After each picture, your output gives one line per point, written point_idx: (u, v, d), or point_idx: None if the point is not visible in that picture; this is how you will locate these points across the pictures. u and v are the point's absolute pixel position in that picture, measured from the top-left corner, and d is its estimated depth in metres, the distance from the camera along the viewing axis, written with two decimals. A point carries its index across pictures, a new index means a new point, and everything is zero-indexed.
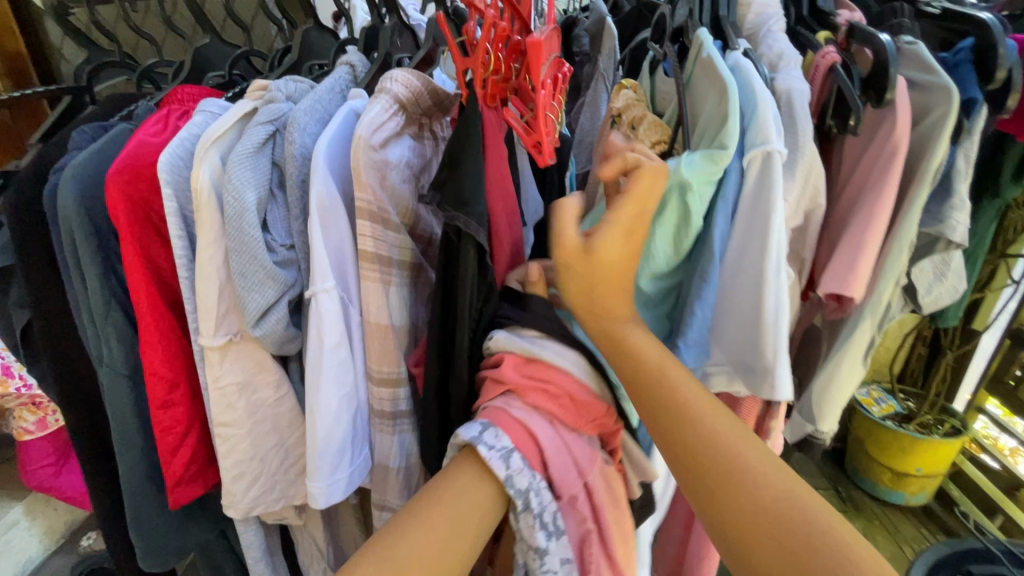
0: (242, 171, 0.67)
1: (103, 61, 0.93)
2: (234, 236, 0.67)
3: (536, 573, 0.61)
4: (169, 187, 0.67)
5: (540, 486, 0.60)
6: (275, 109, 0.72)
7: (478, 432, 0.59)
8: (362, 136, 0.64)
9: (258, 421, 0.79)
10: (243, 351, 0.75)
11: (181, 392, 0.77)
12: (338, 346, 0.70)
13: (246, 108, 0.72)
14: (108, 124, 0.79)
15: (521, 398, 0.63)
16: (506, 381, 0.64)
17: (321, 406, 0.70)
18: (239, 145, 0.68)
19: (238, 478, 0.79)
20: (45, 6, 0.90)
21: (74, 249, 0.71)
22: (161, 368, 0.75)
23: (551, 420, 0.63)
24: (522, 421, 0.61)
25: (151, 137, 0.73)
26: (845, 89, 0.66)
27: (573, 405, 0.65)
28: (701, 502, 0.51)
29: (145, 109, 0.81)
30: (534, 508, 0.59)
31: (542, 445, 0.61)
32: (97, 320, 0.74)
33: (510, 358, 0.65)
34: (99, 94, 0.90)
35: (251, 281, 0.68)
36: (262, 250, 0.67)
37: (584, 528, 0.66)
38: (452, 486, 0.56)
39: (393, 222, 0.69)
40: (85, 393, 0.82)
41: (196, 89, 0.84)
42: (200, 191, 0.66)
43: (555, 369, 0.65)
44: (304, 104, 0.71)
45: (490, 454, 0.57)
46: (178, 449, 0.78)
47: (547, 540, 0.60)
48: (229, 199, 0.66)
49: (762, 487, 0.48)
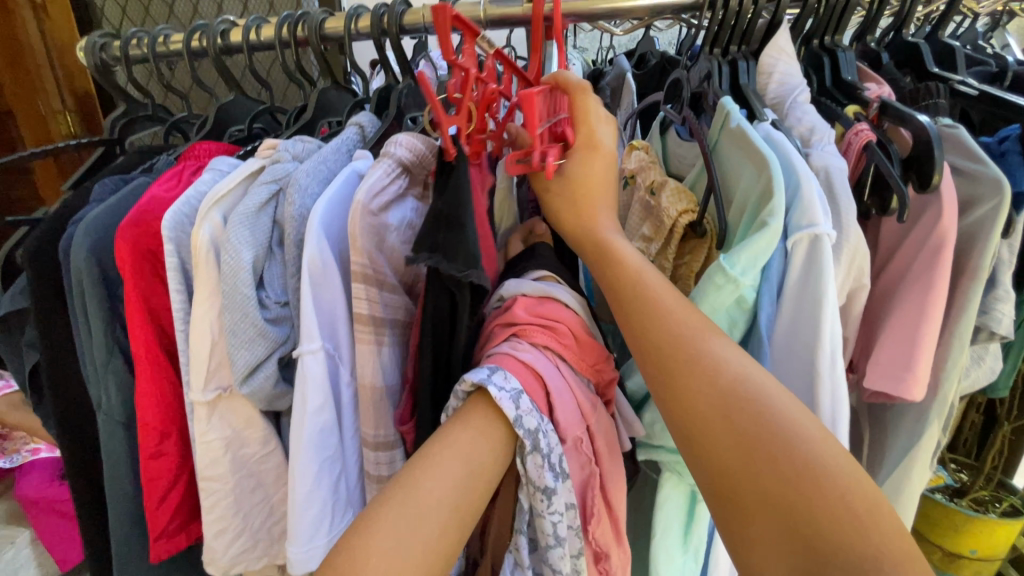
0: (242, 231, 0.68)
1: (136, 115, 1.02)
2: (227, 293, 0.68)
3: (542, 515, 0.59)
4: (171, 243, 0.69)
5: (548, 427, 0.58)
6: (279, 169, 0.74)
7: (487, 375, 0.56)
8: (360, 201, 0.62)
9: (243, 477, 0.78)
10: (232, 405, 0.75)
11: (171, 442, 0.77)
12: (321, 409, 0.69)
13: (252, 168, 0.74)
14: (129, 177, 0.83)
15: (527, 340, 0.61)
16: (515, 322, 0.62)
17: (299, 469, 0.68)
18: (240, 205, 0.70)
19: (220, 533, 0.77)
20: (90, 65, 0.98)
21: (81, 296, 0.73)
22: (153, 418, 0.75)
23: (556, 361, 0.61)
24: (527, 363, 0.59)
25: (163, 191, 0.76)
26: (885, 170, 0.63)
27: (576, 344, 0.63)
28: (722, 452, 0.49)
29: (165, 164, 0.84)
30: (541, 447, 0.57)
31: (549, 387, 0.59)
32: (97, 367, 0.75)
33: (519, 302, 0.63)
34: (127, 145, 0.98)
35: (241, 339, 0.68)
36: (254, 308, 0.68)
37: (588, 471, 0.63)
38: (458, 433, 0.54)
39: (388, 283, 0.68)
40: (83, 435, 0.82)
41: (213, 145, 0.87)
42: (198, 249, 0.68)
43: (561, 303, 0.64)
44: (307, 166, 0.73)
45: (500, 396, 0.55)
46: (163, 501, 0.77)
47: (555, 481, 0.58)
48: (226, 258, 0.67)
49: (786, 440, 0.46)
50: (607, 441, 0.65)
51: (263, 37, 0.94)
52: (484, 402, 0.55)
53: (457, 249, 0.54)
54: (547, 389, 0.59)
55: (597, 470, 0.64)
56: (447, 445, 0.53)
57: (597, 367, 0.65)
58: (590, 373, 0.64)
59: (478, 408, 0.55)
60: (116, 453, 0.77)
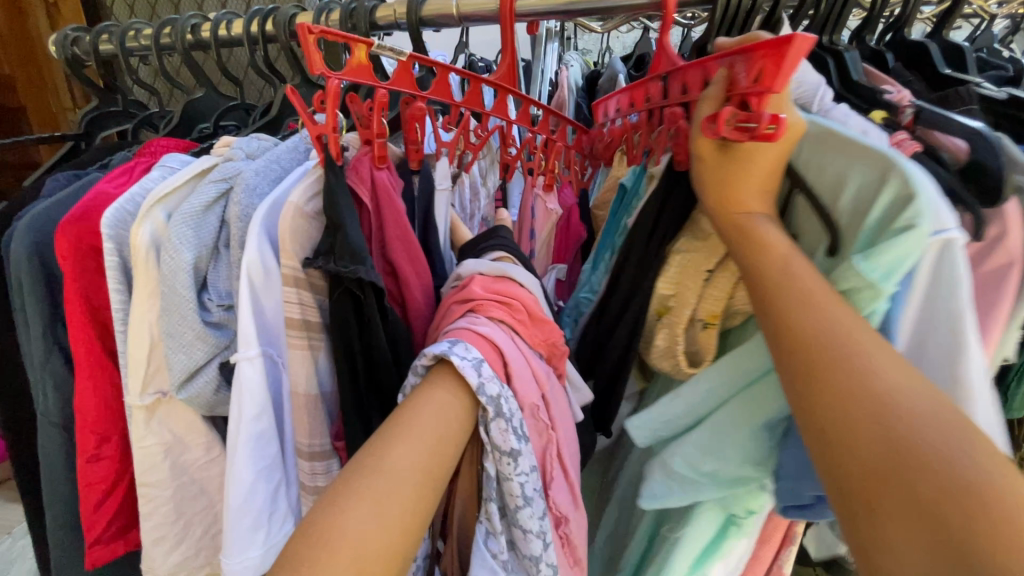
0: (184, 230, 0.65)
1: (106, 111, 1.01)
2: (166, 293, 0.65)
3: (512, 481, 0.53)
4: (110, 242, 0.67)
5: (510, 395, 0.53)
6: (229, 167, 0.69)
7: (446, 346, 0.51)
8: (291, 203, 0.58)
9: (183, 484, 0.75)
10: (173, 410, 0.73)
11: (111, 446, 0.74)
12: (259, 417, 0.62)
13: (202, 166, 0.71)
14: (83, 172, 0.82)
15: (484, 314, 0.57)
16: (468, 296, 0.58)
17: (233, 478, 0.61)
18: (186, 204, 0.66)
19: (158, 541, 0.74)
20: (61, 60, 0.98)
21: (22, 294, 0.72)
22: (91, 420, 0.73)
23: (511, 333, 0.57)
24: (485, 335, 0.54)
25: (111, 187, 0.73)
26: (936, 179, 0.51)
27: (531, 319, 0.60)
28: (833, 436, 0.39)
29: (121, 159, 0.83)
30: (505, 410, 0.52)
31: (508, 357, 0.54)
32: (38, 366, 0.73)
33: (472, 279, 0.60)
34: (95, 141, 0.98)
35: (179, 342, 0.65)
36: (191, 310, 0.65)
37: (547, 439, 0.57)
38: (424, 403, 0.48)
39: (322, 285, 0.64)
40: (30, 434, 0.81)
41: (171, 141, 0.86)
42: (138, 249, 0.65)
43: (517, 280, 0.60)
44: (257, 164, 0.69)
45: (461, 364, 0.50)
46: (100, 506, 0.74)
47: (520, 443, 0.53)
48: (166, 258, 0.65)
49: (914, 420, 0.36)
50: (562, 414, 0.61)
51: (233, 32, 0.91)
52: (446, 370, 0.51)
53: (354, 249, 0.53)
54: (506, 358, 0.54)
55: (557, 438, 0.59)
56: (413, 417, 0.47)
57: (552, 343, 0.61)
58: (545, 349, 0.61)
59: (439, 373, 0.51)
60: (56, 454, 0.75)
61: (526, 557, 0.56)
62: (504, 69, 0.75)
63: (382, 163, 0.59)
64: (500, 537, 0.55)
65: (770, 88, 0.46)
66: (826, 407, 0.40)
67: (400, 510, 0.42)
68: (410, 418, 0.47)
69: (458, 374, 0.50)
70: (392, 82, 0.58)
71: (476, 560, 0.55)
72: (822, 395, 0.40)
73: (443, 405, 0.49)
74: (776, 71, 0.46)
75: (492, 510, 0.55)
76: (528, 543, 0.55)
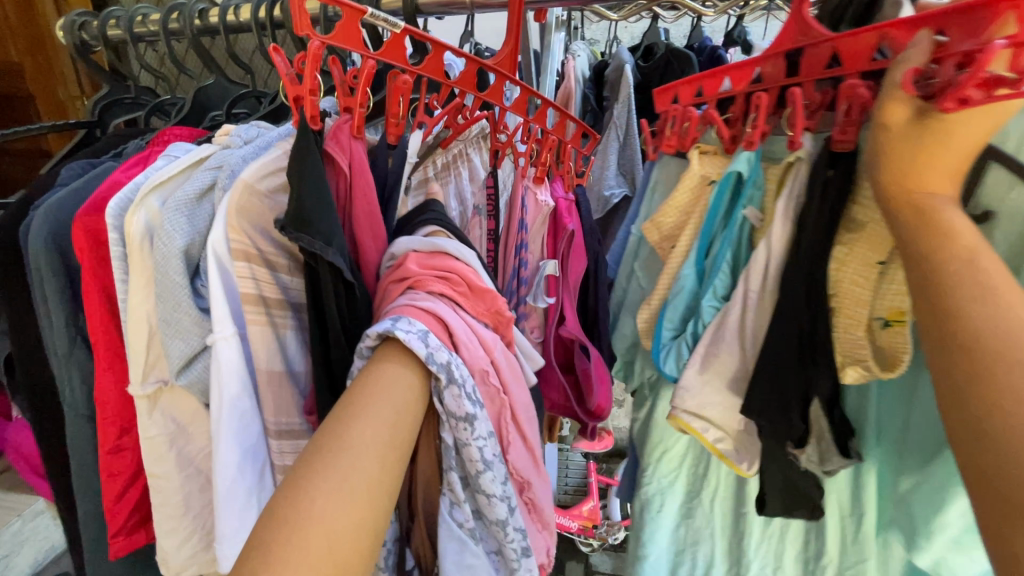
0: (177, 217, 0.64)
1: (116, 97, 0.99)
2: (159, 279, 0.63)
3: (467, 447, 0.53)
4: (116, 231, 0.65)
5: (461, 363, 0.52)
6: (224, 155, 0.68)
7: (389, 325, 0.49)
8: (243, 178, 0.58)
9: (190, 475, 0.75)
10: (177, 397, 0.72)
11: (131, 437, 0.74)
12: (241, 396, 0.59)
13: (200, 154, 0.70)
14: (97, 162, 0.81)
15: (424, 291, 0.56)
16: (406, 274, 0.57)
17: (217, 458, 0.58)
18: (180, 191, 0.66)
19: (171, 533, 0.74)
20: (69, 46, 0.96)
21: (42, 287, 0.71)
22: (111, 413, 0.72)
23: (453, 307, 0.56)
24: (430, 310, 0.53)
25: (127, 176, 0.73)
26: None
27: (473, 290, 0.59)
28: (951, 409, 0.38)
29: (134, 148, 0.83)
30: (458, 378, 0.50)
31: (453, 330, 0.53)
32: (59, 358, 0.73)
33: (407, 256, 0.58)
34: (106, 129, 0.97)
35: (175, 330, 0.65)
36: (186, 296, 0.63)
37: (500, 404, 0.58)
38: (383, 380, 0.46)
39: (280, 263, 0.63)
40: (51, 425, 0.81)
41: (185, 130, 0.85)
42: (132, 236, 0.64)
43: (451, 252, 0.59)
44: (245, 149, 0.69)
45: (408, 339, 0.48)
46: (122, 497, 0.75)
47: (475, 407, 0.52)
48: (160, 244, 0.63)
49: None
50: (514, 379, 0.61)
51: (241, 17, 0.90)
52: (393, 347, 0.49)
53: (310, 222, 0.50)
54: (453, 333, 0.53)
55: (509, 402, 0.59)
56: (375, 395, 0.44)
57: (497, 313, 0.60)
58: (489, 320, 0.60)
59: (391, 351, 0.49)
60: (82, 444, 0.75)
61: (494, 521, 0.57)
62: (505, 57, 0.74)
63: (360, 133, 0.58)
64: (465, 504, 0.56)
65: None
66: (996, 451, 0.35)
67: (371, 481, 0.39)
68: (372, 397, 0.44)
69: (410, 350, 0.49)
70: (383, 53, 0.56)
71: (444, 529, 0.56)
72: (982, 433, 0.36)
73: (403, 384, 0.47)
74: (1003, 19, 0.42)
75: (455, 479, 0.55)
76: (492, 507, 0.56)
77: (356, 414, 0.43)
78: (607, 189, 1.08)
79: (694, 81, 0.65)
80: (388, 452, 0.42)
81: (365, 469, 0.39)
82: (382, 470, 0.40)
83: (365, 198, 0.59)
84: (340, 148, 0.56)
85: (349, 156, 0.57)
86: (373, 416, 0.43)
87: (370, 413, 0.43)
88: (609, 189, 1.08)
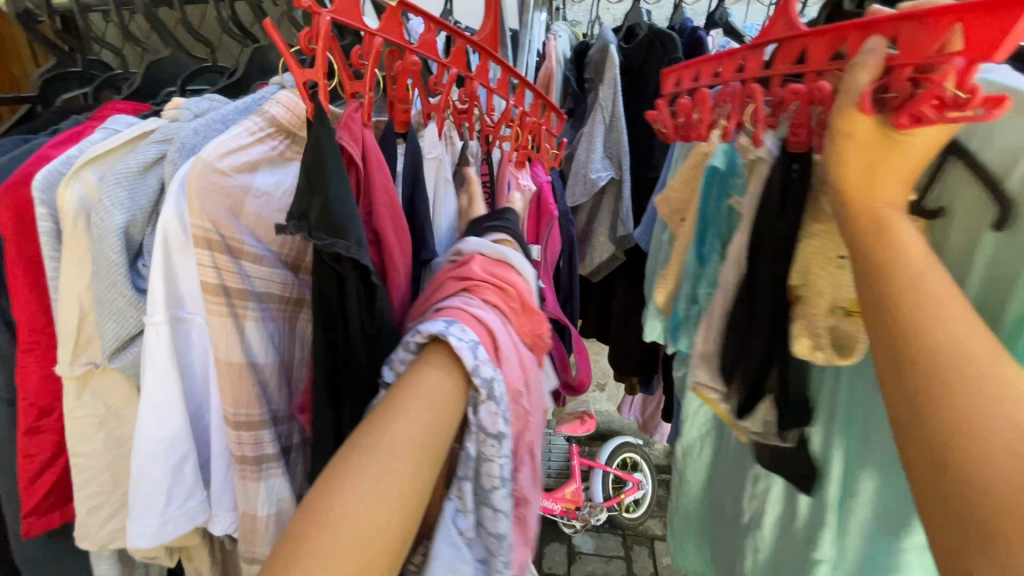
0: (117, 192, 0.56)
1: (60, 72, 0.92)
2: (96, 259, 0.57)
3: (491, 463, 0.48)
4: (42, 205, 0.59)
5: (502, 376, 0.49)
6: (173, 128, 0.61)
7: (444, 327, 0.48)
8: (202, 156, 0.46)
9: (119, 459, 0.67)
10: (105, 382, 0.64)
11: (52, 420, 0.68)
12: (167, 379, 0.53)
13: (146, 128, 0.62)
14: (29, 137, 0.75)
15: (478, 297, 0.54)
16: (468, 274, 0.55)
17: (137, 446, 0.53)
18: (123, 164, 0.58)
19: (92, 511, 0.65)
20: (10, 14, 0.89)
21: None
22: (38, 400, 0.67)
23: (503, 317, 0.54)
24: (480, 318, 0.51)
25: (53, 149, 0.67)
26: None
27: (521, 307, 0.57)
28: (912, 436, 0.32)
29: (71, 123, 0.77)
30: (495, 392, 0.48)
31: (501, 343, 0.51)
32: None
33: (471, 257, 0.57)
34: (51, 105, 0.90)
35: (110, 310, 0.57)
36: (123, 277, 0.56)
37: (524, 424, 0.53)
38: (420, 383, 0.45)
39: (249, 250, 0.51)
40: None
41: (128, 104, 0.80)
42: (64, 211, 0.57)
43: (514, 266, 0.58)
44: (199, 120, 0.58)
45: (459, 346, 0.46)
46: (38, 479, 0.68)
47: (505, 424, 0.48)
48: (96, 220, 0.56)
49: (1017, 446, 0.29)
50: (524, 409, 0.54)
51: None
52: (437, 354, 0.47)
53: (337, 220, 0.44)
54: (500, 349, 0.50)
55: (531, 427, 0.55)
56: (411, 401, 0.43)
57: (538, 336, 0.58)
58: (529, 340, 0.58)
59: (432, 356, 0.47)
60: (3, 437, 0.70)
61: (491, 538, 0.49)
62: (487, 33, 0.71)
63: (370, 121, 0.51)
64: (471, 516, 0.49)
65: (986, 57, 0.36)
66: (955, 433, 0.30)
67: (404, 488, 0.38)
68: (408, 402, 0.43)
69: (457, 357, 0.47)
70: (383, 30, 0.51)
71: (438, 539, 0.49)
72: (951, 399, 0.31)
73: (443, 389, 0.45)
74: (920, 38, 0.39)
75: (466, 491, 0.49)
76: (498, 522, 0.48)
77: (382, 419, 0.41)
78: (594, 172, 1.07)
79: (697, 66, 0.60)
80: (416, 462, 0.40)
81: (393, 479, 0.38)
82: (410, 480, 0.39)
83: (386, 192, 0.53)
84: (354, 138, 0.50)
85: (367, 150, 0.51)
86: (406, 423, 0.41)
87: (406, 419, 0.42)
88: (596, 172, 1.07)
